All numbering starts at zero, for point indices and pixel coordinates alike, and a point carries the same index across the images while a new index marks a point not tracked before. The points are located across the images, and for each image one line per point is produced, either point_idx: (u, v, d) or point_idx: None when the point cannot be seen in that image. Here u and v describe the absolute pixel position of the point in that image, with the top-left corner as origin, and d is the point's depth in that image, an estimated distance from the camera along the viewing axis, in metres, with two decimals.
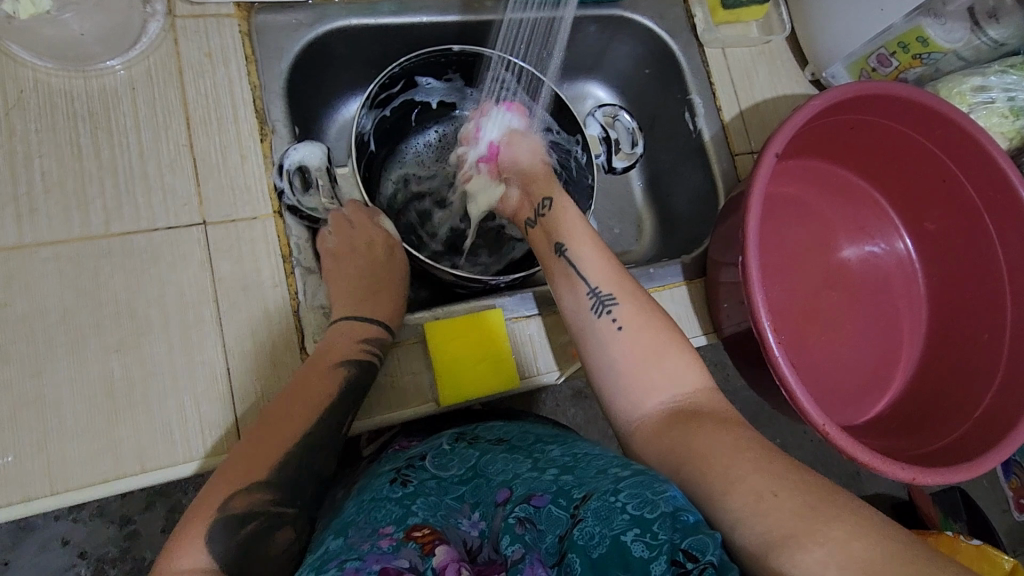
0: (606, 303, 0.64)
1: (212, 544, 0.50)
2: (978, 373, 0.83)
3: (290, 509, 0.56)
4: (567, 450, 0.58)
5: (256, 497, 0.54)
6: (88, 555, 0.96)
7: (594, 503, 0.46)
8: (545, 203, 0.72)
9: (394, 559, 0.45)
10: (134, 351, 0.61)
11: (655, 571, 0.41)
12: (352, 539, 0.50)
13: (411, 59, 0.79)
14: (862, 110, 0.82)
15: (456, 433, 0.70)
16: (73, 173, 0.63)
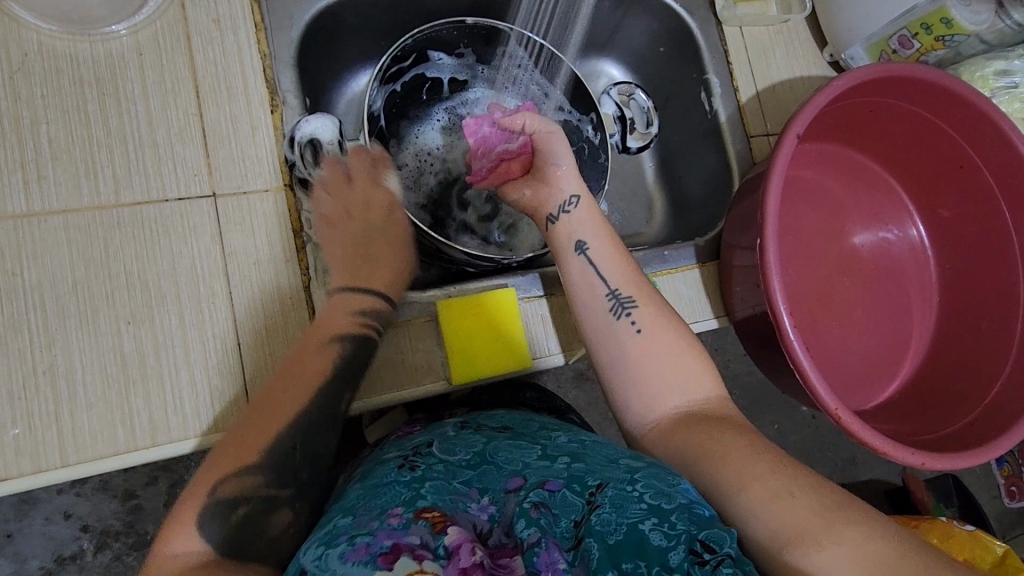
0: (625, 306, 0.64)
1: (203, 529, 0.49)
2: (988, 362, 0.83)
3: (283, 492, 0.54)
4: (576, 439, 0.61)
5: (248, 478, 0.52)
6: (94, 526, 0.96)
7: (611, 491, 0.49)
8: (573, 200, 0.70)
9: (405, 535, 0.43)
10: (145, 323, 0.61)
11: (674, 559, 0.44)
12: (359, 517, 0.47)
13: (424, 31, 0.77)
14: (883, 93, 0.81)
15: (461, 422, 0.68)
16: (81, 141, 0.62)
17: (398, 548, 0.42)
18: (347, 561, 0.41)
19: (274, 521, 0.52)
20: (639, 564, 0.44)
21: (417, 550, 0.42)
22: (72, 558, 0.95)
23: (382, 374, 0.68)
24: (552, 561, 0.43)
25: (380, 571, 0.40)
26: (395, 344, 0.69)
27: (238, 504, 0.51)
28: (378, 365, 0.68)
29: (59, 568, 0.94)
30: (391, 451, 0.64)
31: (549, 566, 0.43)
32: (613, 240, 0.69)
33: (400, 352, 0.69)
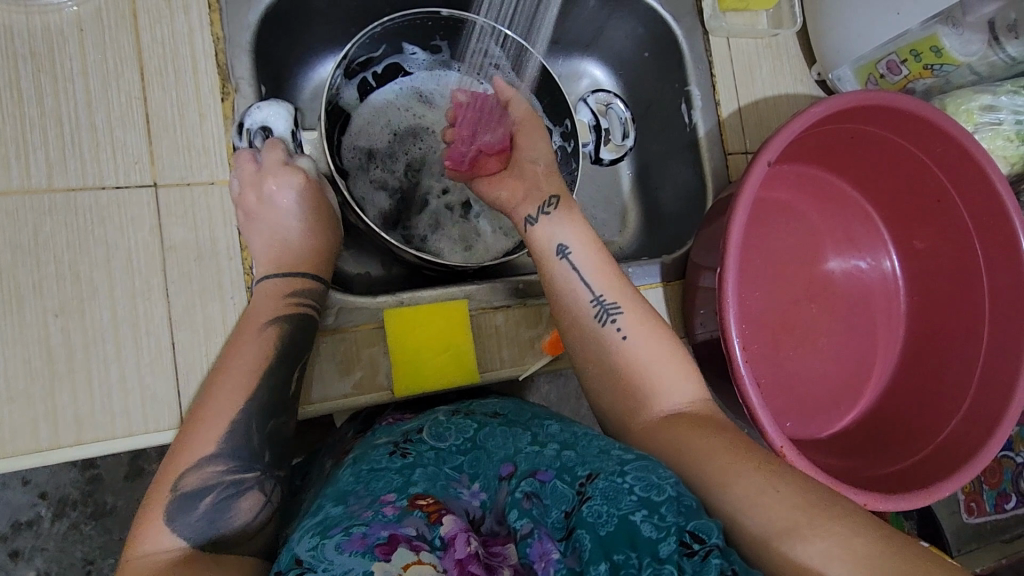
0: (610, 312, 0.63)
1: (175, 526, 0.47)
2: (946, 399, 0.82)
3: (250, 476, 0.51)
4: (567, 425, 0.60)
5: (209, 470, 0.50)
6: (49, 496, 0.93)
7: (601, 482, 0.48)
8: (552, 201, 0.68)
9: (401, 526, 0.43)
10: (75, 316, 0.58)
11: (664, 550, 0.42)
12: (352, 506, 0.47)
13: (393, 20, 0.74)
14: (865, 120, 0.79)
15: (452, 409, 0.67)
16: (13, 119, 0.58)
17: (395, 539, 0.42)
18: (344, 551, 0.42)
19: (242, 506, 0.50)
20: (630, 555, 0.42)
21: (413, 541, 0.43)
22: (28, 525, 0.92)
23: (326, 382, 0.66)
24: (544, 552, 0.44)
25: (377, 561, 0.40)
26: (338, 351, 0.67)
27: (193, 495, 0.49)
28: (322, 375, 0.66)
29: (13, 535, 0.92)
30: (380, 437, 0.62)
31: (541, 557, 0.44)
32: (596, 244, 0.67)
33: (345, 360, 0.67)
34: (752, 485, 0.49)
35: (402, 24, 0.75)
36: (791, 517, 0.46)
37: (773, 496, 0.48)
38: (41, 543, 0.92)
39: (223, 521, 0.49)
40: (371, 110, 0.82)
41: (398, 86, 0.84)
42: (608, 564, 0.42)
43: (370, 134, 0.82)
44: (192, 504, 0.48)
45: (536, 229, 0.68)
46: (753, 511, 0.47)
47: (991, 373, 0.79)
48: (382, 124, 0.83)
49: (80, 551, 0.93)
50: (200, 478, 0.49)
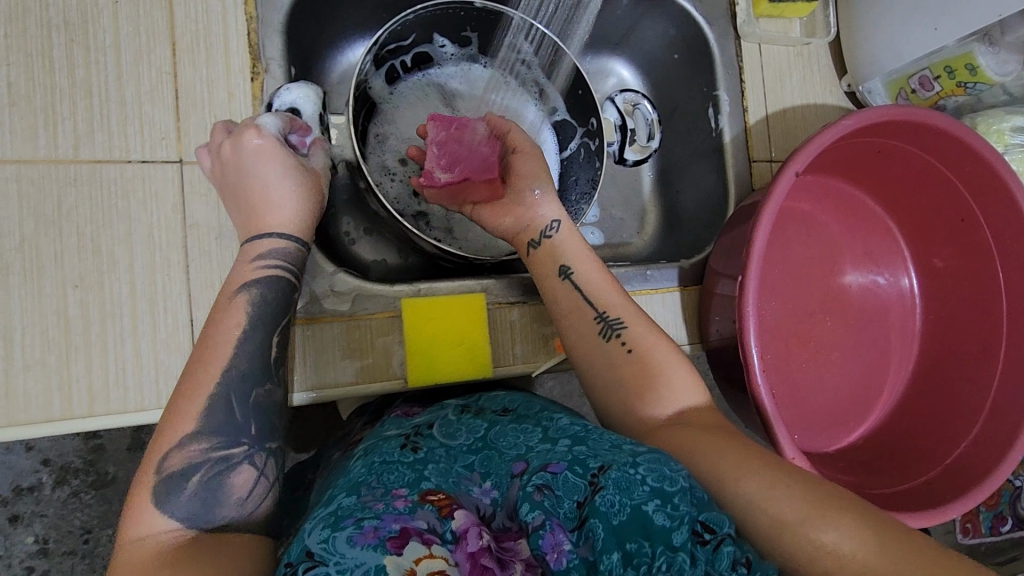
0: (615, 327, 0.64)
1: (166, 509, 0.46)
2: (957, 420, 0.82)
3: (237, 451, 0.50)
4: (577, 420, 0.58)
5: (192, 449, 0.48)
6: (52, 463, 0.93)
7: (614, 473, 0.46)
8: (555, 225, 0.69)
9: (412, 519, 0.44)
10: (95, 289, 0.58)
11: (677, 539, 0.42)
12: (363, 496, 0.48)
13: (426, 8, 0.73)
14: (895, 135, 0.78)
15: (461, 406, 0.66)
16: (43, 88, 0.58)
17: (407, 532, 0.43)
18: (356, 543, 0.41)
19: (235, 482, 0.49)
20: (644, 544, 0.42)
21: (424, 534, 0.43)
22: (29, 490, 0.93)
23: (340, 368, 0.66)
24: (557, 543, 0.43)
25: (389, 555, 0.40)
26: (353, 336, 0.67)
27: (181, 475, 0.47)
28: (335, 360, 0.66)
29: (15, 499, 0.92)
30: (390, 429, 0.62)
31: (554, 549, 0.43)
32: (596, 264, 0.68)
33: (360, 347, 0.67)
34: (766, 485, 0.48)
35: (435, 12, 0.74)
36: (804, 524, 0.45)
37: (786, 501, 0.47)
38: (41, 509, 0.93)
39: (218, 497, 0.48)
40: (398, 97, 0.82)
41: (425, 75, 0.83)
42: (620, 554, 0.42)
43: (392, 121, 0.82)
44: (180, 486, 0.47)
45: (540, 253, 0.69)
46: (762, 513, 0.47)
47: (1003, 397, 0.78)
48: (405, 112, 0.83)
49: (79, 519, 0.94)
50: (184, 458, 0.48)
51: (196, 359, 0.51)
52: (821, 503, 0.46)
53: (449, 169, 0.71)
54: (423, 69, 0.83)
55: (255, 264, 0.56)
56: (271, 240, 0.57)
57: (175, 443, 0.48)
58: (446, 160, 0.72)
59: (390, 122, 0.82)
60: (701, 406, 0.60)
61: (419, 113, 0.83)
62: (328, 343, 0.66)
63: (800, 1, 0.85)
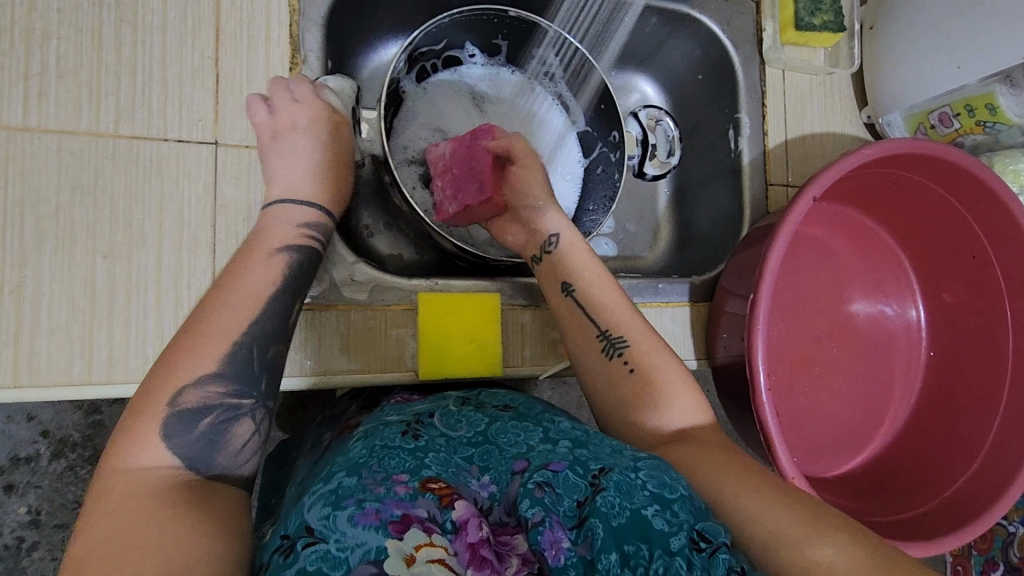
0: (617, 346, 0.64)
1: (170, 443, 0.46)
2: (956, 456, 0.83)
3: (247, 402, 0.50)
4: (579, 426, 0.59)
5: (210, 391, 0.49)
6: (51, 435, 0.93)
7: (615, 475, 0.48)
8: (552, 241, 0.70)
9: (413, 507, 0.44)
10: (122, 260, 0.60)
11: (675, 543, 0.43)
12: (363, 479, 0.47)
13: (462, 13, 0.76)
14: (912, 168, 0.80)
15: (462, 397, 0.66)
16: (90, 63, 0.60)
17: (409, 519, 0.43)
18: (358, 524, 0.42)
19: (237, 432, 0.49)
20: (641, 547, 0.43)
21: (426, 523, 0.44)
22: (27, 460, 0.93)
23: (351, 355, 0.67)
24: (555, 540, 0.44)
25: (391, 538, 0.42)
26: (366, 325, 0.68)
27: (194, 414, 0.48)
28: (349, 346, 0.67)
29: (11, 468, 0.92)
30: (390, 414, 0.61)
31: (552, 546, 0.43)
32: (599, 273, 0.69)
33: (371, 337, 0.68)
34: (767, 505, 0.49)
35: (471, 18, 0.77)
36: (804, 544, 0.46)
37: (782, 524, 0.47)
38: (37, 480, 0.93)
39: (221, 443, 0.48)
40: (426, 95, 0.83)
41: (455, 74, 0.84)
42: (618, 554, 0.43)
43: (419, 116, 0.82)
44: (190, 424, 0.47)
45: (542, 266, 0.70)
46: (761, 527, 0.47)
47: (1003, 436, 0.79)
48: (433, 109, 0.83)
49: (72, 493, 0.93)
50: (200, 398, 0.48)
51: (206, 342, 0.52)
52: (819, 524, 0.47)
53: (451, 201, 0.74)
54: (454, 69, 0.84)
55: (298, 228, 0.60)
56: (308, 209, 0.61)
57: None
58: (451, 191, 0.75)
59: (417, 117, 0.82)
60: (704, 421, 0.61)
61: (447, 112, 0.84)
62: (341, 330, 0.67)
63: (827, 32, 0.87)
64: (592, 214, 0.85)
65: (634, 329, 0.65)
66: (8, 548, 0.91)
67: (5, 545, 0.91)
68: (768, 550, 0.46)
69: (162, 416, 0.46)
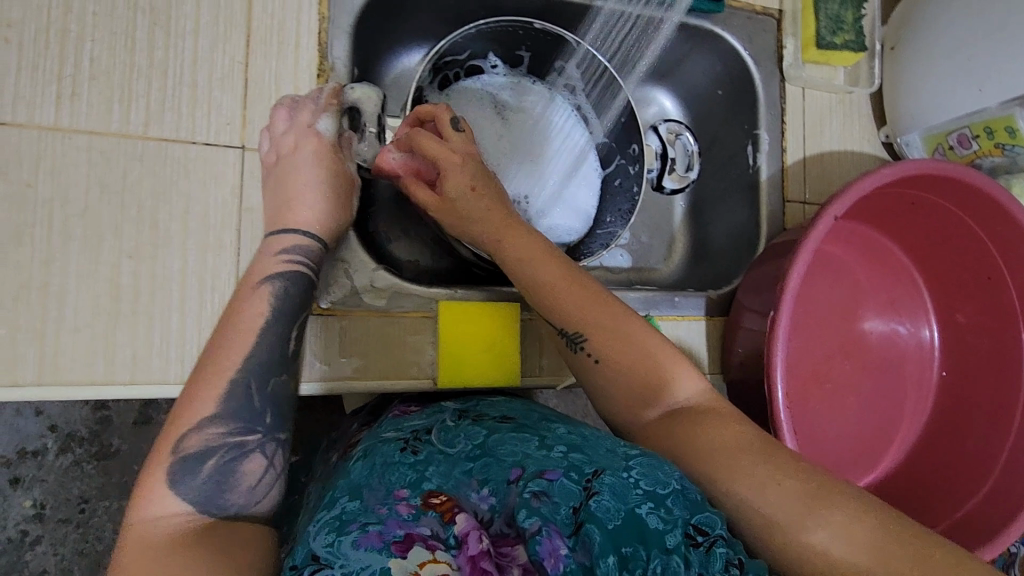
0: (576, 341, 0.60)
1: (179, 490, 0.46)
2: (967, 477, 0.82)
3: (252, 438, 0.50)
4: (574, 430, 0.59)
5: (211, 432, 0.49)
6: (58, 430, 0.91)
7: (608, 479, 0.47)
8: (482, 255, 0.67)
9: (417, 526, 0.45)
10: (147, 261, 0.60)
11: (670, 541, 0.44)
12: (367, 500, 0.49)
13: (489, 24, 0.76)
14: (929, 189, 0.80)
15: (460, 410, 0.66)
16: (122, 65, 0.60)
17: (411, 538, 0.44)
18: (360, 546, 0.43)
19: (247, 469, 0.49)
20: (639, 548, 0.43)
21: (429, 540, 0.44)
22: (32, 454, 0.90)
23: (370, 362, 0.67)
24: (554, 549, 0.43)
25: (394, 558, 0.42)
26: (387, 332, 0.68)
27: (198, 457, 0.47)
28: (369, 353, 0.67)
29: (18, 461, 0.90)
30: (387, 430, 0.63)
31: (551, 555, 0.42)
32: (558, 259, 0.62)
33: (391, 345, 0.68)
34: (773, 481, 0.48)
35: (497, 30, 0.77)
36: None
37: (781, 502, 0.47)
38: (41, 475, 0.90)
39: (231, 483, 0.48)
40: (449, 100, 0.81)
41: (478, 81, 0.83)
42: (617, 557, 0.42)
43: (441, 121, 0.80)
44: (196, 469, 0.47)
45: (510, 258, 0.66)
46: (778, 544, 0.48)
47: (1016, 458, 0.79)
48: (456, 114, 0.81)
49: (76, 488, 0.91)
50: (202, 441, 0.48)
51: (231, 345, 0.53)
52: (818, 495, 0.47)
53: None
54: (476, 76, 0.83)
55: (281, 257, 0.59)
56: (297, 236, 0.60)
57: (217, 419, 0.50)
58: None
59: None
60: None
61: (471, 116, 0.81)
62: (361, 337, 0.67)
63: (848, 52, 0.87)
64: (612, 226, 0.86)
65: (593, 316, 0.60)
66: (10, 541, 0.89)
67: (7, 538, 0.89)
68: (785, 561, 0.46)
69: (191, 431, 0.47)
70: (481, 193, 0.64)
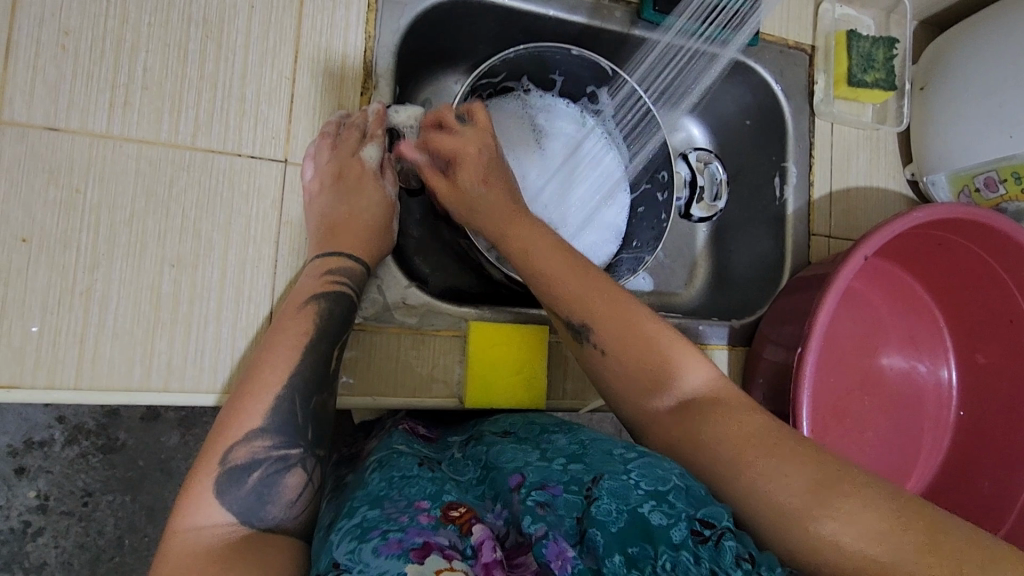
0: (583, 331, 0.59)
1: (225, 500, 0.47)
2: (983, 517, 0.83)
3: (295, 452, 0.51)
4: (574, 437, 0.59)
5: (256, 445, 0.50)
6: (67, 421, 0.89)
7: (607, 483, 0.48)
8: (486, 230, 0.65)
9: (434, 535, 0.44)
10: (188, 270, 0.61)
11: (677, 536, 0.43)
12: (386, 509, 0.48)
13: (527, 50, 0.77)
14: (957, 232, 0.81)
15: (465, 440, 0.66)
16: (173, 76, 0.62)
17: (429, 546, 0.43)
18: (380, 554, 0.42)
19: (287, 483, 0.50)
20: (646, 547, 0.43)
21: (446, 550, 0.43)
22: (40, 444, 0.88)
23: (399, 378, 0.68)
24: (561, 551, 0.44)
25: (412, 563, 0.41)
26: (417, 349, 0.69)
27: (243, 469, 0.49)
28: (397, 368, 0.68)
29: (23, 451, 0.88)
30: (399, 442, 0.62)
31: (558, 556, 0.43)
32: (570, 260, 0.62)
33: (419, 362, 0.69)
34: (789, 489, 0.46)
35: (534, 55, 0.78)
36: None
37: (787, 498, 0.45)
38: (48, 466, 0.88)
39: (272, 496, 0.49)
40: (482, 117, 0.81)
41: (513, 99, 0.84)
42: (623, 557, 0.43)
43: None
44: (240, 479, 0.48)
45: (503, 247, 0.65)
46: None
47: None
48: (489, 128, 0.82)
49: (81, 481, 0.89)
50: (249, 453, 0.49)
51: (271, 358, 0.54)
52: None
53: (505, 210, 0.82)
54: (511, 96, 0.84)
55: (325, 277, 0.61)
56: (338, 258, 0.62)
57: (253, 427, 0.50)
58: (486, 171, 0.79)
59: None
60: None
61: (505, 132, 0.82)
62: (390, 353, 0.68)
63: (878, 90, 0.88)
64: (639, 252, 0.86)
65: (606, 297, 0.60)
66: (12, 532, 0.86)
67: (10, 528, 0.86)
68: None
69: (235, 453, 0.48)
70: (519, 218, 0.65)
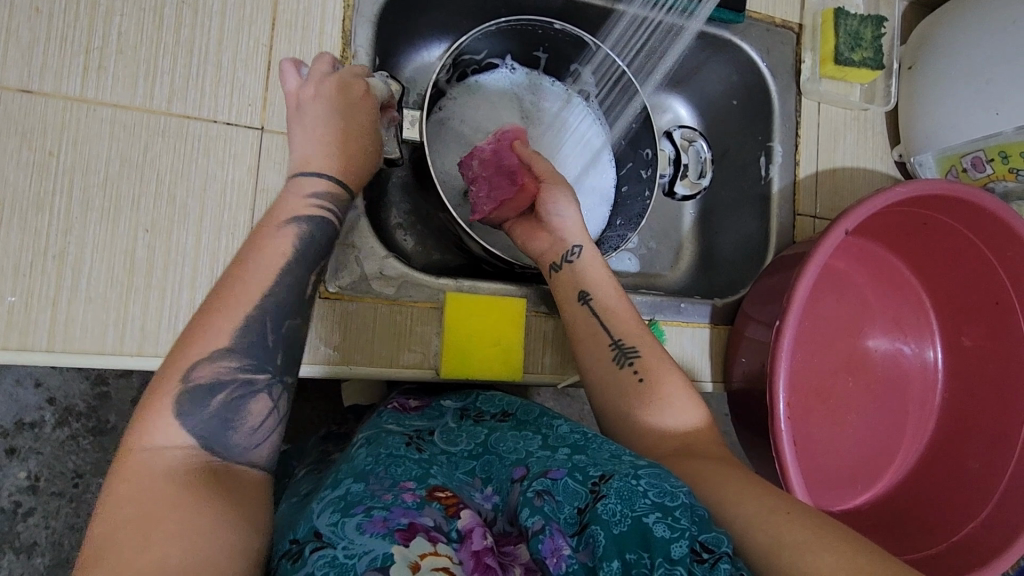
0: (628, 355, 0.64)
1: (184, 420, 0.45)
2: (965, 498, 0.82)
3: (262, 377, 0.49)
4: (577, 428, 0.58)
5: (222, 365, 0.47)
6: (57, 403, 0.89)
7: (616, 482, 0.47)
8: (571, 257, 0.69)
9: (420, 516, 0.44)
10: (163, 235, 0.61)
11: (676, 551, 0.42)
12: (371, 485, 0.47)
13: (509, 24, 0.76)
14: (942, 211, 0.80)
15: (459, 409, 0.66)
16: (149, 42, 0.61)
17: (415, 527, 0.42)
18: (365, 532, 0.41)
19: (252, 409, 0.47)
20: (643, 556, 0.42)
21: (431, 532, 0.43)
22: (31, 425, 0.88)
23: (374, 349, 0.68)
24: (556, 548, 0.44)
25: (397, 545, 0.40)
26: (394, 319, 0.69)
27: (206, 391, 0.46)
28: (373, 338, 0.68)
29: (14, 432, 0.88)
30: (388, 421, 0.61)
31: (553, 553, 0.44)
32: (619, 293, 0.68)
33: (397, 332, 0.69)
34: (759, 501, 0.49)
35: (517, 29, 0.77)
36: None
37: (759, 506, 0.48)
38: (38, 447, 0.88)
39: (235, 421, 0.46)
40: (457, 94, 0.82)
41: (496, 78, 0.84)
42: (620, 563, 0.42)
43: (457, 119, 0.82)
44: (203, 400, 0.45)
45: (560, 276, 0.69)
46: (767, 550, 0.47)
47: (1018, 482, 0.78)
48: (469, 105, 0.83)
49: (71, 462, 0.89)
50: (213, 373, 0.46)
51: None
52: None
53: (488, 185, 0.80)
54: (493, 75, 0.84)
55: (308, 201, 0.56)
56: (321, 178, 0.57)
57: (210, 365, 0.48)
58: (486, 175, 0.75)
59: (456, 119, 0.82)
60: (701, 426, 0.61)
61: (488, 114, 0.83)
62: (367, 323, 0.68)
63: (864, 69, 0.87)
64: (621, 231, 0.85)
65: (648, 340, 0.65)
66: (3, 512, 0.86)
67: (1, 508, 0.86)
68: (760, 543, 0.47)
69: None
70: None
